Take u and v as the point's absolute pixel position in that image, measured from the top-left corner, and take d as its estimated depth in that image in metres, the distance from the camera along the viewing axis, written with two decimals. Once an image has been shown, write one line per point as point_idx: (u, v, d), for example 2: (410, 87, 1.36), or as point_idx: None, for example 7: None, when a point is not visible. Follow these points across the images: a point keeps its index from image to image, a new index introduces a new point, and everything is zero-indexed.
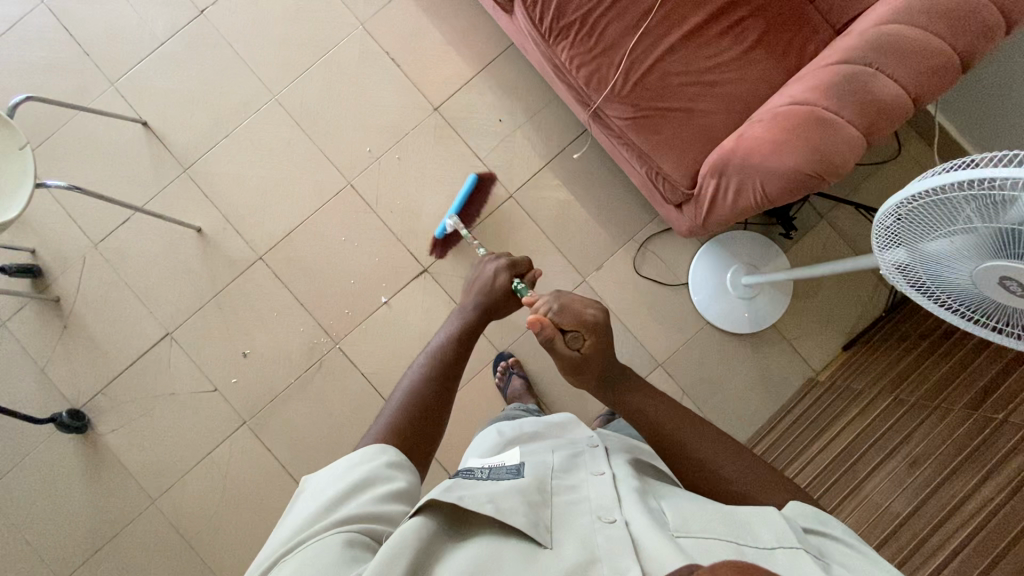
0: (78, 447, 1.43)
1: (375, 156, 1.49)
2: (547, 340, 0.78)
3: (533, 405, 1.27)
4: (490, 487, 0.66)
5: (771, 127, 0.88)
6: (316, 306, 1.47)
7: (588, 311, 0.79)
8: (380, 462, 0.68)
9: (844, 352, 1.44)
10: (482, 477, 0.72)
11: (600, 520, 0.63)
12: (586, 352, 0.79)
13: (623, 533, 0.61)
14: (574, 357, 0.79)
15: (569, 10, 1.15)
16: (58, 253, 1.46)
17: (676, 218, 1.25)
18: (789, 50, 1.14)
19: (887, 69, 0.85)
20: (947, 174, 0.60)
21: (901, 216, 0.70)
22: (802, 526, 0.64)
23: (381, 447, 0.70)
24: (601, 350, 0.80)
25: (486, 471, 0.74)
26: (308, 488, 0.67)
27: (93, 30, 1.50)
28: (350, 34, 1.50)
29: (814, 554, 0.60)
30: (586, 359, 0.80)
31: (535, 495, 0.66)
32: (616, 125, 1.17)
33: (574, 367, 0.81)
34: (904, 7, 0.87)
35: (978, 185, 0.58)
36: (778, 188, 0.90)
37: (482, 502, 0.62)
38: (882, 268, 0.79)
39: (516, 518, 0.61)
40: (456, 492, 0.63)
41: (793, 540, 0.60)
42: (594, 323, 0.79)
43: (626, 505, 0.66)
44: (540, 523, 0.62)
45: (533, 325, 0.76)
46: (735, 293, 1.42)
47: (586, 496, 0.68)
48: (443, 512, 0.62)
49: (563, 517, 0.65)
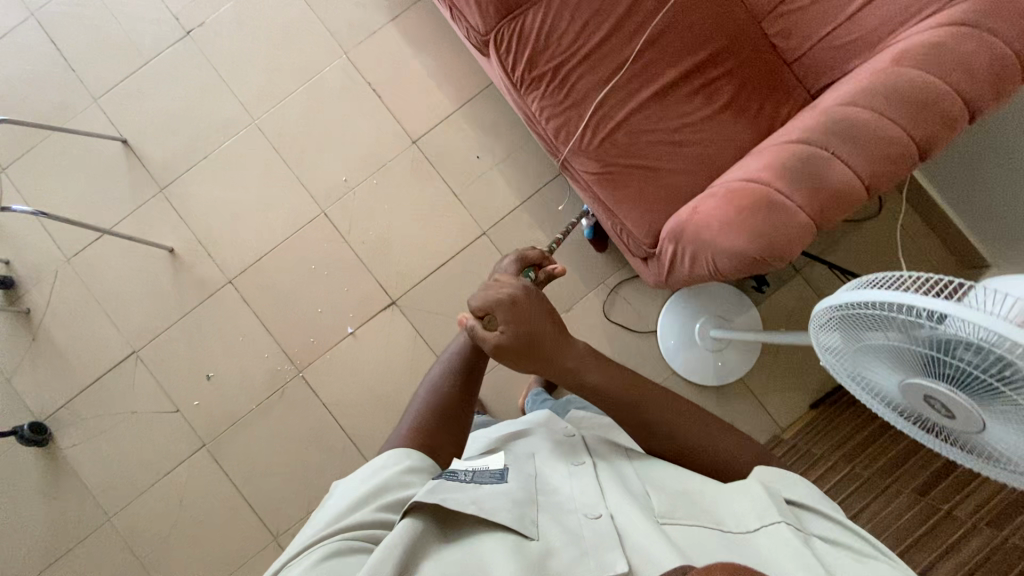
0: (39, 460, 1.44)
1: (350, 186, 1.49)
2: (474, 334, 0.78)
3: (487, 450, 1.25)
4: (473, 487, 0.64)
5: (724, 203, 0.87)
6: (282, 332, 1.47)
7: (501, 290, 0.77)
8: (400, 467, 0.68)
9: (812, 411, 1.41)
10: (464, 479, 0.66)
11: (586, 517, 0.63)
12: (506, 327, 0.75)
13: (609, 527, 0.62)
14: (498, 338, 0.75)
15: (541, 61, 1.14)
16: (32, 266, 1.48)
17: (642, 272, 1.23)
18: (761, 112, 1.12)
19: (843, 154, 0.84)
20: (876, 293, 0.60)
21: (835, 322, 0.70)
22: (788, 499, 0.67)
23: (405, 452, 0.71)
24: (522, 325, 0.75)
25: (469, 473, 0.68)
26: (336, 491, 0.68)
27: (80, 45, 1.51)
28: (333, 62, 1.50)
29: (795, 527, 0.63)
30: (508, 335, 0.74)
31: (520, 494, 0.65)
32: (583, 177, 1.16)
33: (507, 351, 0.75)
34: (866, 90, 0.87)
35: (906, 309, 0.58)
36: (727, 265, 0.89)
37: (468, 503, 0.61)
38: (820, 355, 0.78)
39: (500, 514, 0.61)
40: (440, 492, 0.62)
41: (775, 515, 0.63)
42: (506, 300, 0.76)
43: (611, 498, 0.66)
44: (525, 516, 0.62)
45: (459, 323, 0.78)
46: (703, 345, 1.40)
47: (570, 494, 0.68)
48: (429, 513, 0.62)
49: (548, 515, 0.64)
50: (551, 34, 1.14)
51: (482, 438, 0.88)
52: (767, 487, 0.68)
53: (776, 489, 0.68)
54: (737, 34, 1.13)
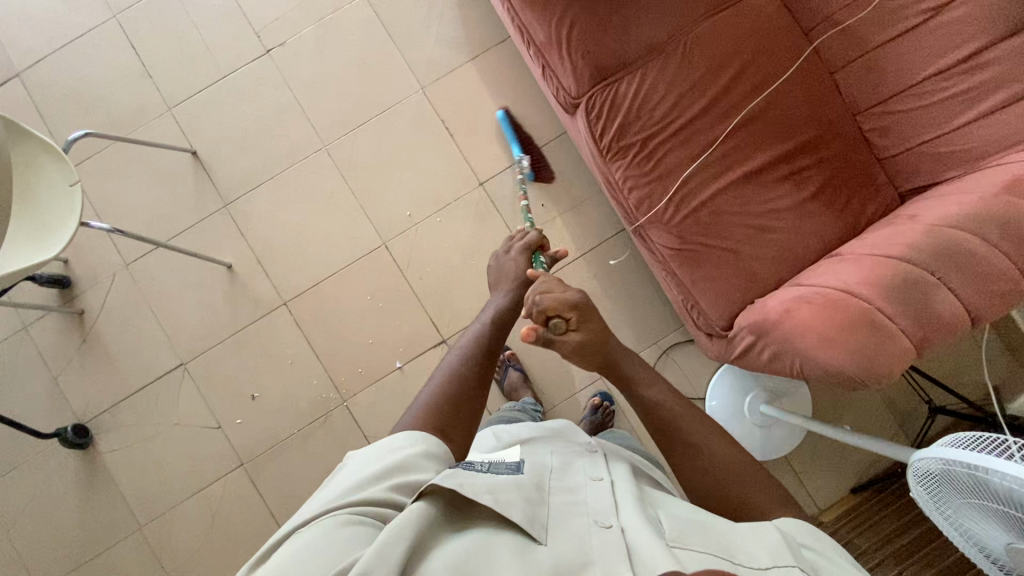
0: (76, 461, 1.45)
1: (413, 221, 1.49)
2: (541, 339, 0.80)
3: (535, 412, 1.30)
4: (489, 477, 0.65)
5: (821, 312, 0.89)
6: (331, 360, 1.46)
7: (563, 296, 0.80)
8: (417, 450, 0.68)
9: (854, 496, 1.40)
10: (481, 469, 0.69)
11: (597, 525, 0.63)
12: (576, 327, 0.80)
13: (617, 538, 0.61)
14: (573, 339, 0.80)
15: (631, 131, 1.14)
16: (91, 268, 1.49)
17: (702, 348, 1.22)
18: (849, 207, 1.11)
19: (950, 282, 0.86)
20: (990, 460, 0.62)
21: (939, 470, 0.71)
22: (800, 543, 0.65)
23: (423, 435, 0.71)
24: (588, 323, 0.81)
25: (486, 465, 0.71)
26: (347, 463, 0.68)
27: (160, 51, 1.51)
28: (409, 96, 1.51)
29: (807, 572, 0.61)
30: (581, 333, 0.81)
31: (532, 492, 0.66)
32: (659, 251, 1.16)
33: (580, 348, 0.82)
34: (970, 214, 0.89)
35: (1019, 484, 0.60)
36: (815, 375, 0.90)
37: (482, 491, 0.61)
38: (910, 484, 0.78)
39: (513, 512, 0.60)
40: (457, 478, 0.62)
41: (789, 559, 0.61)
42: (575, 302, 0.80)
43: (624, 514, 0.66)
44: (536, 519, 0.62)
45: (527, 336, 0.76)
46: (752, 419, 1.37)
47: (585, 497, 0.69)
48: (442, 499, 0.62)
49: (558, 517, 0.64)
50: (644, 105, 1.13)
51: (503, 435, 0.90)
52: (780, 530, 0.66)
53: (788, 532, 0.66)
54: (831, 125, 1.12)
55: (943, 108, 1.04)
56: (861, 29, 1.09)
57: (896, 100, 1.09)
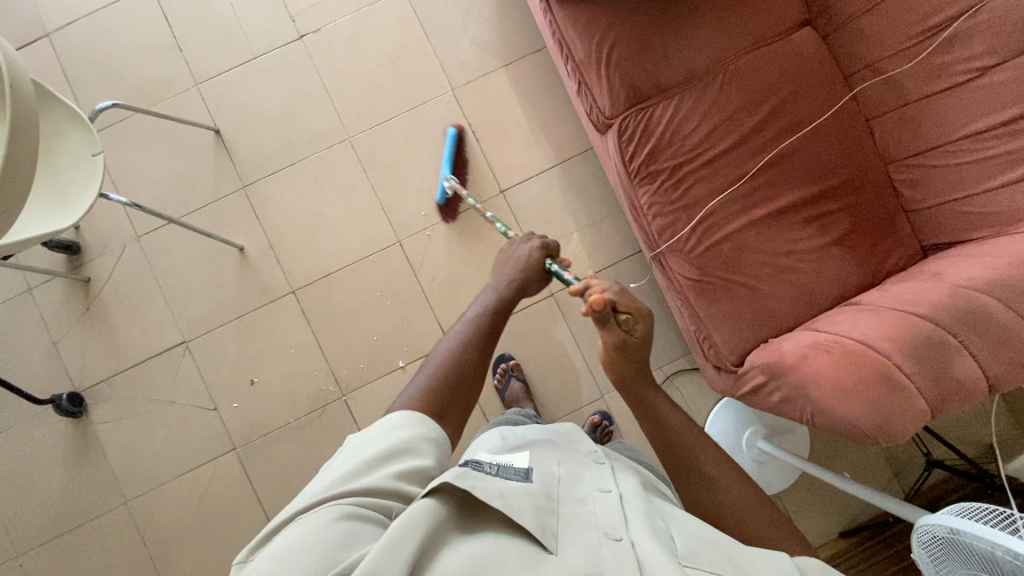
0: (67, 429, 1.43)
1: (431, 222, 1.48)
2: (603, 318, 0.82)
3: (534, 415, 1.29)
4: (500, 481, 0.64)
5: (838, 362, 0.89)
6: (334, 352, 1.45)
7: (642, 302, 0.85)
8: (417, 433, 0.67)
9: (843, 539, 1.40)
10: (489, 471, 0.67)
11: (606, 537, 0.62)
12: (635, 333, 0.84)
13: (628, 553, 0.60)
14: (622, 338, 0.84)
15: (661, 156, 1.13)
16: (101, 238, 1.48)
17: (709, 381, 1.21)
18: (871, 255, 1.10)
19: (974, 349, 0.87)
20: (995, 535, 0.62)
21: (943, 536, 0.71)
22: None
23: (421, 418, 0.69)
24: (643, 339, 0.85)
25: (494, 467, 0.69)
26: (343, 446, 0.66)
27: (194, 26, 1.50)
28: (439, 96, 1.50)
29: None
30: (635, 340, 0.84)
31: (543, 500, 0.65)
32: (677, 279, 1.15)
33: (619, 350, 0.84)
34: (998, 280, 0.89)
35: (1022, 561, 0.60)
36: (826, 423, 0.89)
37: (494, 495, 0.61)
38: (913, 543, 0.78)
39: (525, 518, 0.60)
40: (469, 479, 0.61)
41: None
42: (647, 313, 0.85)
43: (634, 528, 0.65)
44: (546, 527, 0.61)
45: (598, 302, 0.80)
46: (750, 455, 1.36)
47: (592, 510, 0.67)
48: (452, 498, 0.60)
49: (567, 526, 0.63)
50: (677, 132, 1.12)
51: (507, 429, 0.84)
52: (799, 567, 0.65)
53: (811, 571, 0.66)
54: (863, 172, 1.12)
55: (978, 168, 1.04)
56: (903, 80, 1.09)
57: (929, 154, 1.09)
